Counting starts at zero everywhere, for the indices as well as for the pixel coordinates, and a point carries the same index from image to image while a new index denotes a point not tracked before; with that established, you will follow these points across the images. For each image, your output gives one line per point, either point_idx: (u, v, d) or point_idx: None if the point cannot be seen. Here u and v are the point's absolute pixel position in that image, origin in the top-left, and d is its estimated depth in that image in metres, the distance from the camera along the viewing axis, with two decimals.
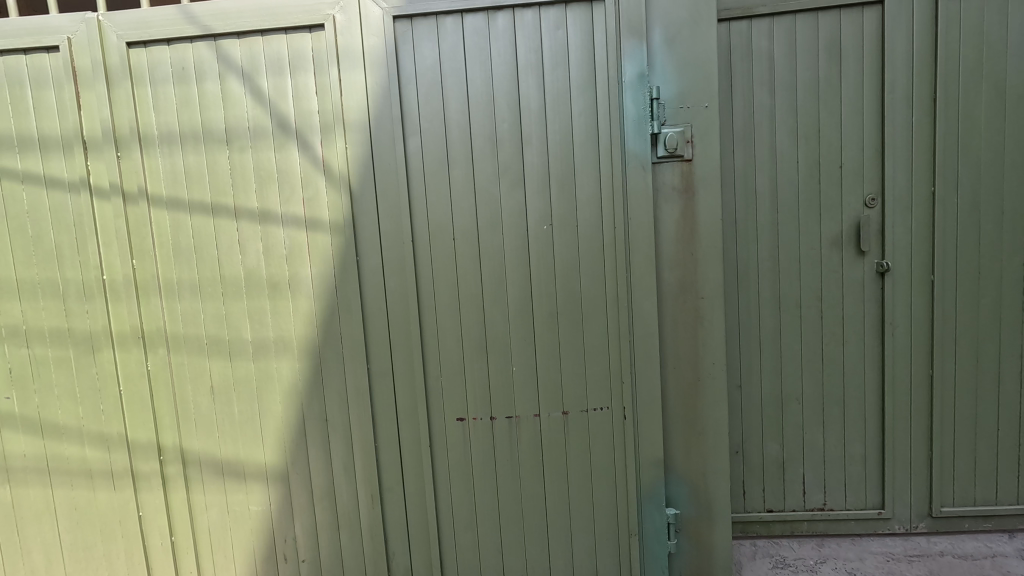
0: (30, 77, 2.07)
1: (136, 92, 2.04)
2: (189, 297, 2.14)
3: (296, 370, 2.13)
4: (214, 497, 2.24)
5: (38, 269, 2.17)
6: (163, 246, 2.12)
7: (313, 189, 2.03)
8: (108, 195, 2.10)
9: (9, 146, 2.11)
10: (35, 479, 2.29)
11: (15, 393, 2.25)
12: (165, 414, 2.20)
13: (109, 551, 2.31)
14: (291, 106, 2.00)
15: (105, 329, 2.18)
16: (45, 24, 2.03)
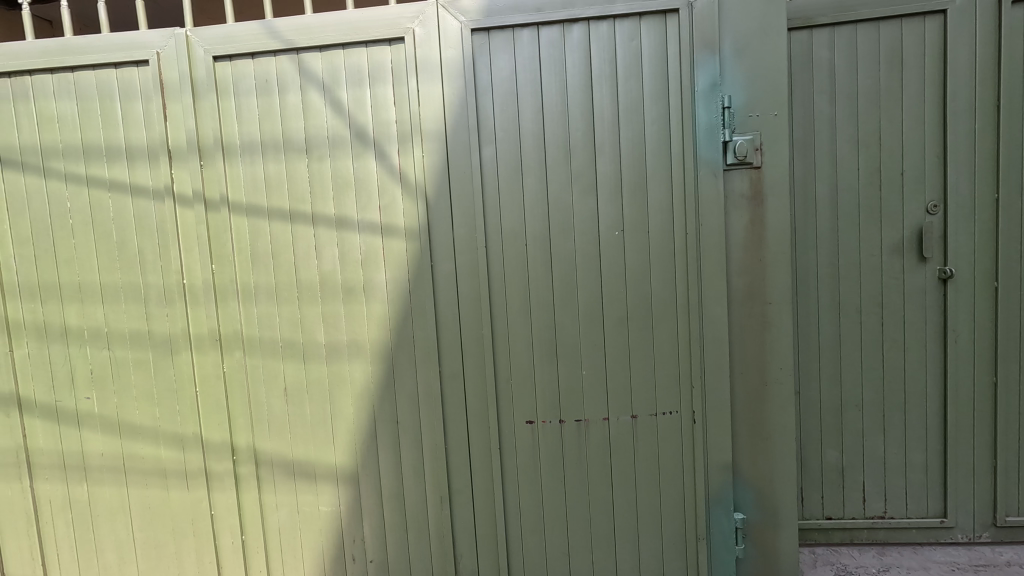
0: (119, 90, 2.16)
1: (220, 104, 2.12)
2: (265, 301, 2.20)
3: (369, 372, 2.18)
4: (284, 497, 2.28)
5: (121, 273, 2.25)
6: (242, 251, 2.19)
7: (388, 197, 2.09)
8: (191, 202, 2.17)
9: (97, 155, 2.20)
10: (111, 478, 2.36)
11: (94, 394, 2.33)
12: (239, 415, 2.26)
13: (180, 549, 2.37)
14: (370, 116, 2.06)
15: (184, 331, 2.26)
16: (136, 40, 2.12)
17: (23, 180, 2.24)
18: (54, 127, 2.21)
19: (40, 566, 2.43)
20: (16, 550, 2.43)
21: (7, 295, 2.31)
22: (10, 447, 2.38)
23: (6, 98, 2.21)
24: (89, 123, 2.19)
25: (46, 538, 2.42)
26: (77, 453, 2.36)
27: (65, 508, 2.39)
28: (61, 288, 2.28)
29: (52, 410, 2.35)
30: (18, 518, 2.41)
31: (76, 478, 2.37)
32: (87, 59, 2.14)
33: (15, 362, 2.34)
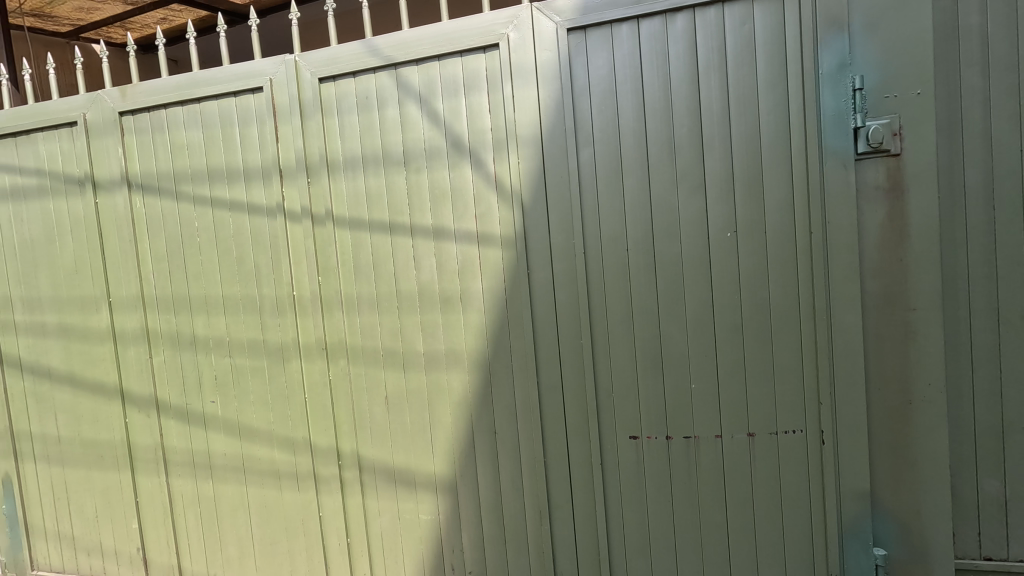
0: (237, 117, 2.33)
1: (325, 123, 2.22)
2: (367, 311, 2.27)
3: (466, 382, 2.17)
4: (386, 503, 2.33)
5: (240, 286, 2.42)
6: (346, 264, 2.27)
7: (484, 205, 2.07)
8: (300, 217, 2.29)
9: (220, 178, 2.39)
10: (232, 476, 2.53)
11: (218, 397, 2.52)
12: (344, 421, 2.34)
13: (292, 548, 2.49)
14: (465, 125, 2.06)
15: (294, 341, 2.38)
16: (252, 69, 2.28)
17: (159, 203, 2.48)
18: (184, 154, 2.42)
19: (175, 553, 2.67)
20: (156, 537, 2.69)
21: (147, 307, 2.57)
22: (151, 444, 2.64)
23: (146, 131, 2.46)
24: (213, 149, 2.38)
25: (180, 529, 2.65)
26: (203, 452, 2.56)
27: (195, 502, 2.61)
28: (190, 301, 2.50)
29: (183, 412, 2.57)
30: (157, 508, 2.67)
31: (203, 475, 2.58)
32: (211, 90, 2.33)
33: (154, 368, 2.59)
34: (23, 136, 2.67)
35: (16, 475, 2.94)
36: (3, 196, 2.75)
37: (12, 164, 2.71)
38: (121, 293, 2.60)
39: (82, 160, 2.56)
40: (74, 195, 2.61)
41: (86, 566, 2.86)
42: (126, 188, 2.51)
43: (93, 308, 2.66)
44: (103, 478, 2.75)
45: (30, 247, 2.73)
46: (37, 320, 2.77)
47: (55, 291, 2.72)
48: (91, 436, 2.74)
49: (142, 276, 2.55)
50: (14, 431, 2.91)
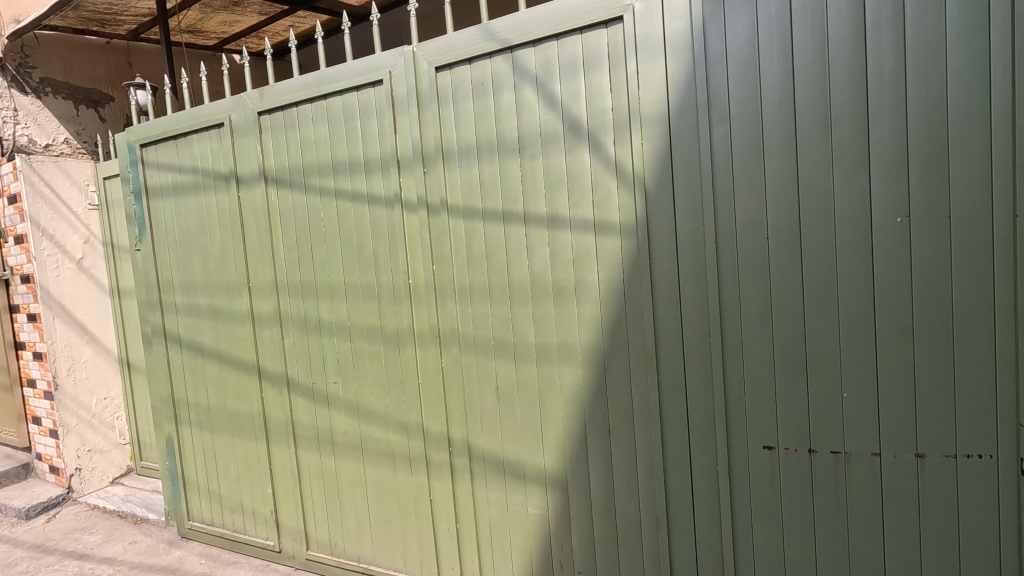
0: (359, 111, 2.42)
1: (441, 112, 2.23)
2: (479, 301, 2.26)
3: (579, 377, 2.09)
4: (495, 493, 2.33)
5: (360, 274, 2.53)
6: (459, 253, 2.28)
7: (603, 191, 1.96)
8: (416, 207, 2.33)
9: (343, 170, 2.50)
10: (352, 454, 2.68)
11: (340, 379, 2.67)
12: (455, 409, 2.37)
13: (404, 527, 2.58)
14: (584, 107, 1.95)
15: (409, 328, 2.44)
16: (373, 63, 2.34)
17: (291, 196, 2.67)
18: (313, 149, 2.57)
19: (302, 520, 2.90)
20: (287, 504, 2.95)
21: (280, 292, 2.78)
22: (282, 419, 2.88)
23: (280, 128, 2.65)
24: (337, 142, 2.49)
25: (306, 498, 2.87)
26: (327, 429, 2.74)
27: (319, 474, 2.80)
28: (317, 287, 2.67)
29: (310, 391, 2.76)
30: (287, 478, 2.92)
31: (326, 451, 2.76)
32: (336, 86, 2.44)
33: (285, 349, 2.81)
34: (182, 138, 3.01)
35: (177, 437, 3.37)
36: (166, 192, 3.13)
37: (173, 164, 3.07)
38: (258, 279, 2.84)
39: (228, 158, 2.82)
40: (221, 190, 2.90)
41: (230, 522, 3.21)
42: (264, 182, 2.73)
43: (236, 292, 2.94)
44: (243, 446, 3.06)
45: (187, 238, 3.09)
46: (193, 301, 3.13)
47: (206, 276, 3.05)
48: (234, 408, 3.05)
49: (276, 264, 2.77)
50: (175, 398, 3.34)
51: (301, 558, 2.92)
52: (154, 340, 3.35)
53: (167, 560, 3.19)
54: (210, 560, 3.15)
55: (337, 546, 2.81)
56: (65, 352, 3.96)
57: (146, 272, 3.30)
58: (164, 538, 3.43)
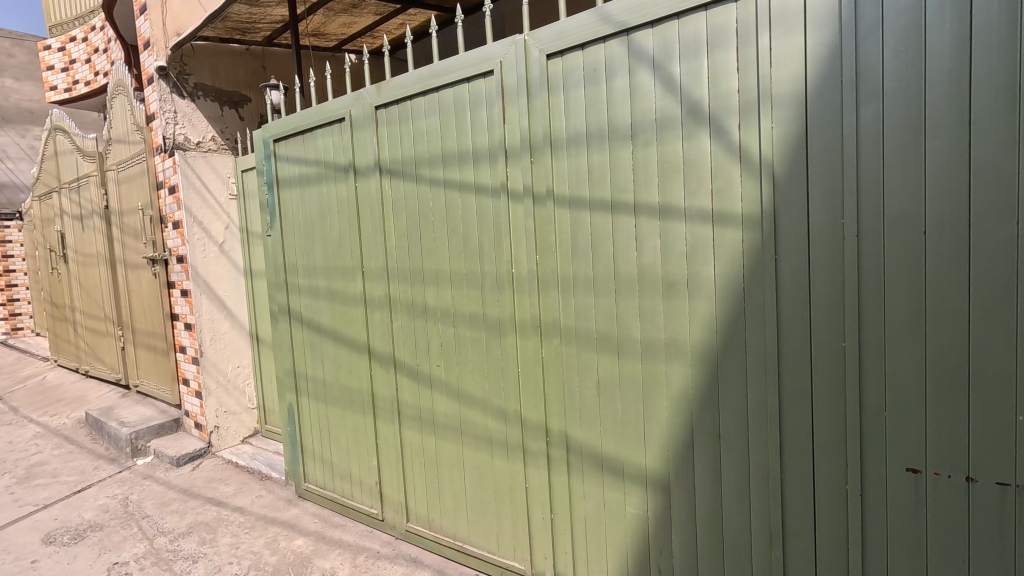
0: (470, 102, 2.47)
1: (550, 100, 2.21)
2: (583, 293, 2.22)
3: (688, 377, 1.98)
4: (592, 488, 2.29)
5: (465, 262, 2.60)
6: (564, 243, 2.25)
7: (724, 179, 1.82)
8: (522, 197, 2.33)
9: (453, 160, 2.57)
10: (451, 436, 2.79)
11: (442, 363, 2.78)
12: (554, 400, 2.37)
13: (499, 511, 2.64)
14: (706, 88, 1.82)
15: (511, 316, 2.47)
16: (484, 54, 2.37)
17: (403, 186, 2.80)
18: (424, 140, 2.67)
19: (403, 493, 3.07)
20: (390, 477, 3.13)
21: (390, 277, 2.94)
22: (388, 397, 3.06)
23: (395, 121, 2.79)
24: (448, 133, 2.57)
25: (407, 473, 3.04)
26: (429, 410, 2.87)
27: (420, 452, 2.95)
28: (424, 274, 2.78)
29: (415, 372, 2.90)
30: (391, 453, 3.10)
31: (427, 430, 2.89)
32: (449, 79, 2.51)
33: (393, 331, 2.98)
34: (308, 133, 3.27)
35: (296, 406, 3.72)
36: (294, 183, 3.42)
37: (301, 157, 3.35)
38: (371, 265, 3.02)
39: (347, 150, 3.02)
40: (340, 180, 3.11)
41: (339, 488, 3.49)
42: (378, 173, 2.89)
43: (351, 276, 3.15)
44: (353, 418, 3.29)
45: (310, 225, 3.37)
46: (313, 283, 3.42)
47: (325, 260, 3.30)
48: (346, 383, 3.29)
49: (387, 250, 2.93)
50: (296, 371, 3.68)
51: (401, 528, 3.10)
52: (280, 318, 3.71)
53: (286, 515, 3.54)
54: (323, 520, 3.45)
55: (434, 522, 2.94)
56: (209, 324, 4.53)
57: (275, 255, 3.66)
58: (284, 495, 3.82)
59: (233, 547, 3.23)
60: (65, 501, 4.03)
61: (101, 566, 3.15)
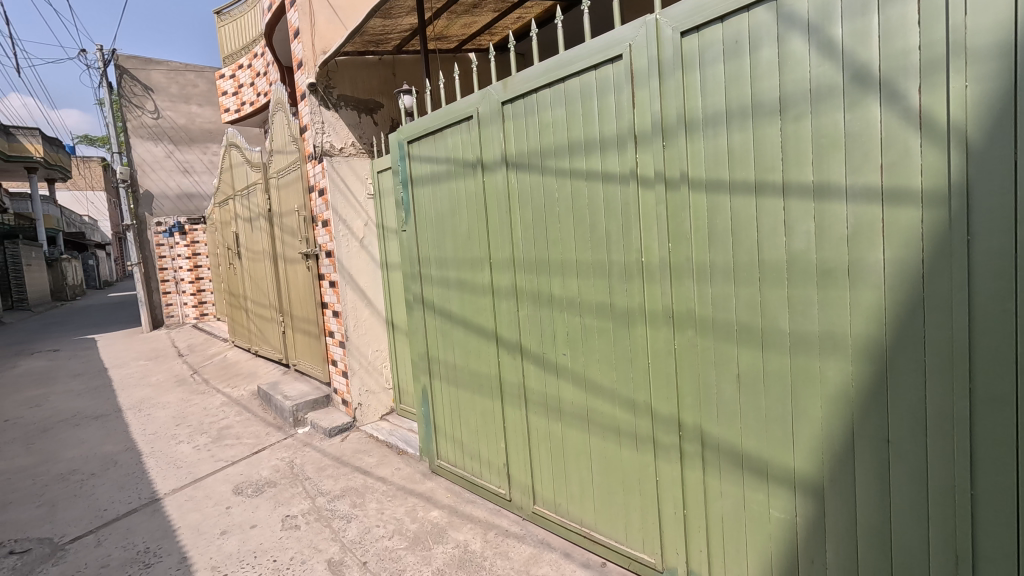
0: (597, 89, 2.44)
1: (685, 80, 2.10)
2: (721, 282, 2.10)
3: (849, 374, 1.79)
4: (730, 486, 2.18)
5: (593, 251, 2.59)
6: (699, 229, 2.15)
7: (898, 150, 1.60)
8: (653, 183, 2.27)
9: (579, 150, 2.57)
10: (578, 423, 2.82)
11: (569, 351, 2.81)
12: (687, 393, 2.29)
13: (628, 502, 2.62)
14: (876, 49, 1.61)
15: (640, 306, 2.42)
16: (613, 38, 2.33)
17: (529, 178, 2.86)
18: (550, 131, 2.70)
19: (530, 476, 3.18)
20: (516, 460, 3.26)
21: (516, 268, 3.04)
22: (516, 383, 3.17)
23: (521, 115, 2.85)
24: (574, 122, 2.57)
25: (534, 457, 3.14)
26: (555, 397, 2.92)
27: (547, 437, 3.03)
28: (550, 264, 2.83)
29: (541, 360, 2.98)
30: (518, 437, 3.22)
31: (554, 417, 2.95)
32: (575, 68, 2.51)
33: (520, 320, 3.08)
34: (438, 133, 3.48)
35: (430, 388, 4.02)
36: (426, 180, 3.67)
37: (432, 156, 3.57)
38: (499, 256, 3.14)
39: (475, 147, 3.16)
40: (469, 176, 3.27)
41: (469, 467, 3.71)
42: (505, 167, 2.98)
43: (479, 267, 3.31)
44: (482, 402, 3.47)
45: (441, 220, 3.59)
46: (444, 274, 3.64)
47: (455, 252, 3.50)
48: (475, 367, 3.48)
49: (513, 242, 3.03)
50: (429, 355, 3.97)
51: (528, 510, 3.22)
52: (415, 306, 4.02)
53: (422, 488, 3.86)
54: (455, 495, 3.71)
55: (561, 506, 3.00)
56: (353, 312, 5.04)
57: (409, 249, 3.96)
58: (419, 469, 4.16)
59: (379, 511, 3.60)
60: (247, 459, 4.78)
61: (276, 517, 3.70)
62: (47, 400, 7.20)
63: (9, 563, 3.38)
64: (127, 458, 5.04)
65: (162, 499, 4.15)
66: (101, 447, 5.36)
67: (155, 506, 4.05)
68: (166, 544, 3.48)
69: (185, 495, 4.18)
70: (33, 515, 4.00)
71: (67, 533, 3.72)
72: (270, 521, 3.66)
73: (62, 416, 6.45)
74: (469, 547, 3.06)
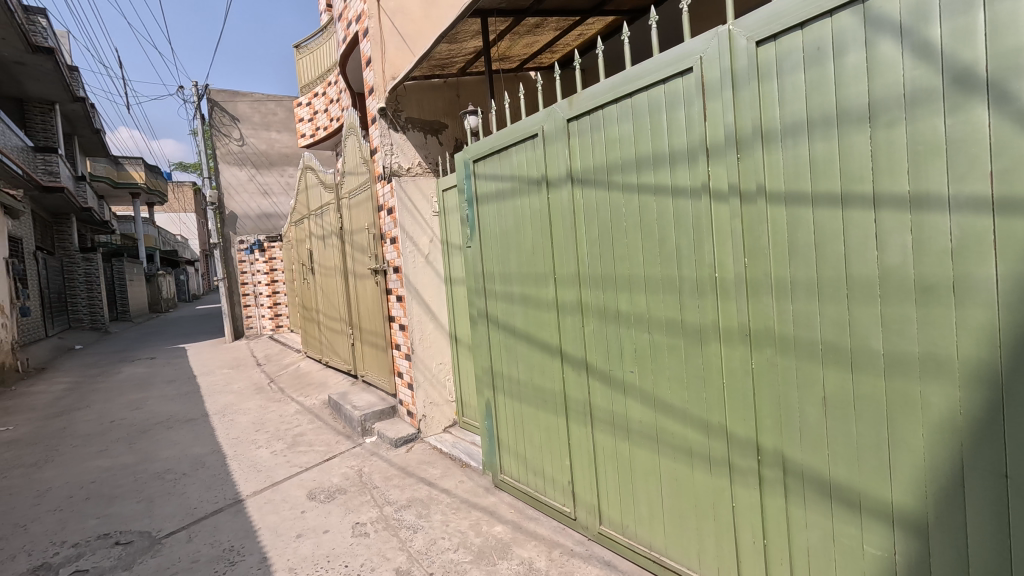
0: (666, 103, 2.41)
1: (760, 90, 2.04)
2: (804, 299, 1.99)
3: (955, 400, 1.64)
4: (816, 517, 2.04)
5: (662, 267, 2.54)
6: (778, 244, 2.06)
7: (1010, 156, 1.47)
8: (726, 197, 2.20)
9: (647, 164, 2.54)
10: (647, 444, 2.74)
11: (637, 368, 2.75)
12: (767, 414, 2.17)
13: (701, 527, 2.51)
14: (982, 48, 1.49)
15: (714, 323, 2.34)
16: (682, 51, 2.30)
17: (596, 194, 2.85)
18: (617, 147, 2.69)
19: (596, 495, 3.12)
20: (582, 478, 3.21)
21: (581, 283, 3.03)
22: (581, 400, 3.14)
23: (586, 132, 2.86)
24: (642, 137, 2.54)
25: (600, 476, 3.08)
26: (622, 415, 2.87)
27: (613, 456, 2.96)
28: (616, 279, 2.80)
29: (607, 377, 2.94)
30: (583, 454, 3.18)
31: (621, 435, 2.89)
32: (643, 83, 2.49)
33: (585, 336, 3.05)
34: (503, 151, 3.55)
35: (494, 402, 4.06)
36: (491, 198, 3.75)
37: (497, 173, 3.65)
38: (563, 272, 3.15)
39: (540, 164, 3.20)
40: (534, 193, 3.31)
41: (533, 483, 3.70)
42: (570, 183, 3.00)
43: (544, 282, 3.33)
44: (546, 417, 3.46)
45: (506, 236, 3.64)
46: (508, 289, 3.69)
47: (519, 268, 3.54)
48: (539, 383, 3.48)
49: (579, 257, 3.02)
50: (492, 369, 4.02)
51: (594, 530, 3.15)
52: (479, 321, 4.09)
53: (486, 502, 3.89)
54: (518, 511, 3.70)
55: (629, 529, 2.92)
56: (418, 326, 5.20)
57: (474, 265, 4.05)
58: (482, 483, 4.19)
59: (444, 524, 3.65)
60: (319, 466, 5.02)
61: (347, 524, 3.84)
62: (146, 404, 7.89)
63: (115, 552, 3.71)
64: (214, 460, 5.42)
65: (244, 500, 4.43)
66: (192, 449, 5.80)
67: (238, 506, 4.32)
68: (248, 543, 3.70)
69: (264, 498, 4.43)
70: (134, 510, 4.38)
71: (163, 528, 4.04)
72: (341, 527, 3.81)
73: (158, 419, 7.05)
74: (534, 564, 3.04)
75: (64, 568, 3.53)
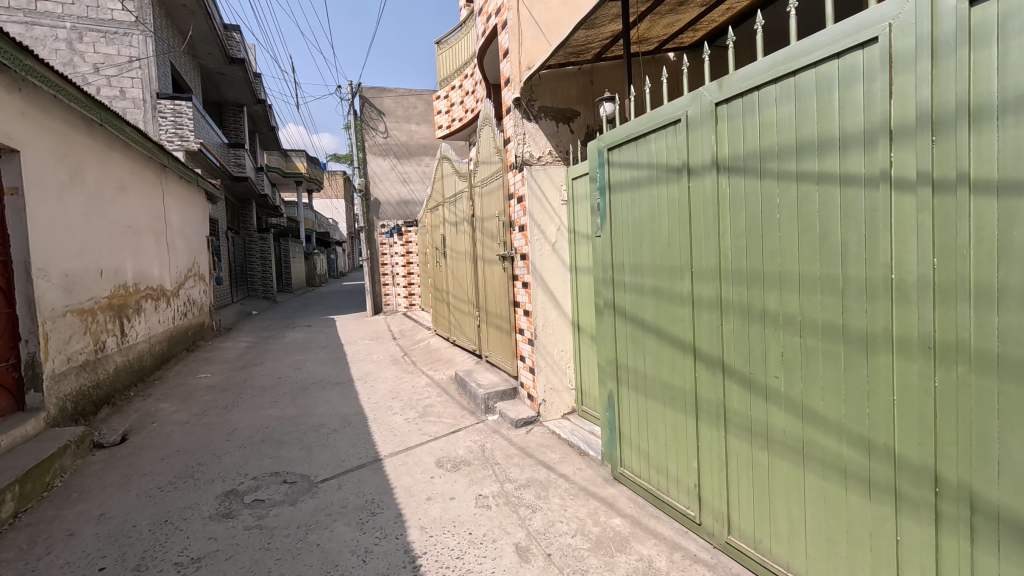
0: (839, 79, 2.14)
1: (971, 59, 1.72)
2: (1016, 309, 1.67)
3: None
4: (1011, 569, 1.72)
5: (822, 264, 2.28)
6: (984, 243, 1.73)
7: None
8: (913, 185, 1.90)
9: (811, 149, 2.29)
10: (789, 455, 2.51)
11: (784, 374, 2.52)
12: (951, 441, 1.86)
13: (852, 556, 2.26)
14: None
15: (886, 331, 2.05)
16: (865, 19, 2.02)
17: (744, 183, 2.65)
18: (773, 131, 2.46)
19: (725, 502, 2.95)
20: (709, 482, 3.05)
21: (723, 278, 2.85)
22: (714, 401, 2.97)
23: (737, 115, 2.65)
24: (806, 119, 2.29)
25: (731, 483, 2.90)
26: (762, 423, 2.66)
27: (749, 465, 2.76)
28: (764, 276, 2.59)
29: (746, 379, 2.74)
30: (713, 458, 3.01)
31: (759, 444, 2.68)
32: (811, 58, 2.24)
33: (723, 334, 2.87)
34: (641, 138, 3.44)
35: (616, 394, 4.02)
36: (625, 186, 3.66)
37: (633, 161, 3.54)
38: (702, 265, 2.99)
39: (682, 151, 3.04)
40: (672, 181, 3.17)
41: (655, 480, 3.61)
42: (715, 172, 2.81)
43: (679, 275, 3.19)
44: (674, 415, 3.34)
45: (639, 226, 3.54)
46: (639, 280, 3.59)
47: (652, 259, 3.43)
48: (668, 379, 3.36)
49: (721, 251, 2.84)
50: (617, 361, 3.97)
51: (720, 538, 2.99)
52: (606, 312, 4.06)
53: (604, 493, 3.88)
54: (637, 506, 3.65)
55: (762, 543, 2.72)
56: (542, 312, 5.30)
57: (603, 255, 4.00)
58: (601, 473, 4.20)
59: (562, 508, 3.73)
60: (446, 437, 5.40)
61: (471, 494, 4.10)
62: (305, 366, 9.13)
63: (284, 489, 4.38)
64: (358, 420, 6.11)
65: (382, 459, 4.93)
66: (341, 408, 6.60)
67: (378, 464, 4.83)
68: (386, 498, 4.14)
69: (399, 460, 4.90)
70: (297, 456, 5.11)
71: (319, 474, 4.67)
72: (466, 496, 4.07)
73: (315, 379, 8.13)
74: (654, 563, 2.98)
75: (247, 496, 4.25)
